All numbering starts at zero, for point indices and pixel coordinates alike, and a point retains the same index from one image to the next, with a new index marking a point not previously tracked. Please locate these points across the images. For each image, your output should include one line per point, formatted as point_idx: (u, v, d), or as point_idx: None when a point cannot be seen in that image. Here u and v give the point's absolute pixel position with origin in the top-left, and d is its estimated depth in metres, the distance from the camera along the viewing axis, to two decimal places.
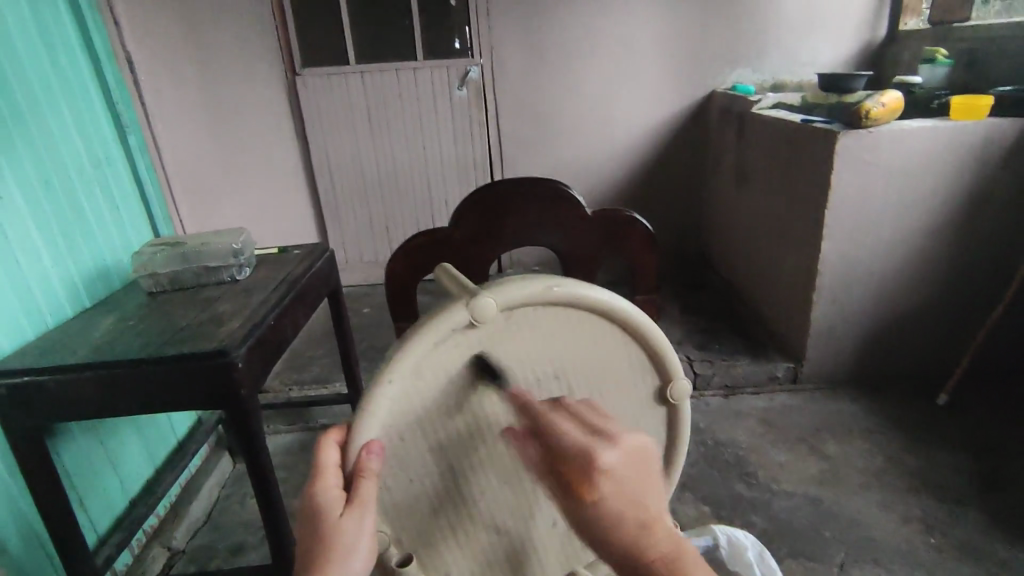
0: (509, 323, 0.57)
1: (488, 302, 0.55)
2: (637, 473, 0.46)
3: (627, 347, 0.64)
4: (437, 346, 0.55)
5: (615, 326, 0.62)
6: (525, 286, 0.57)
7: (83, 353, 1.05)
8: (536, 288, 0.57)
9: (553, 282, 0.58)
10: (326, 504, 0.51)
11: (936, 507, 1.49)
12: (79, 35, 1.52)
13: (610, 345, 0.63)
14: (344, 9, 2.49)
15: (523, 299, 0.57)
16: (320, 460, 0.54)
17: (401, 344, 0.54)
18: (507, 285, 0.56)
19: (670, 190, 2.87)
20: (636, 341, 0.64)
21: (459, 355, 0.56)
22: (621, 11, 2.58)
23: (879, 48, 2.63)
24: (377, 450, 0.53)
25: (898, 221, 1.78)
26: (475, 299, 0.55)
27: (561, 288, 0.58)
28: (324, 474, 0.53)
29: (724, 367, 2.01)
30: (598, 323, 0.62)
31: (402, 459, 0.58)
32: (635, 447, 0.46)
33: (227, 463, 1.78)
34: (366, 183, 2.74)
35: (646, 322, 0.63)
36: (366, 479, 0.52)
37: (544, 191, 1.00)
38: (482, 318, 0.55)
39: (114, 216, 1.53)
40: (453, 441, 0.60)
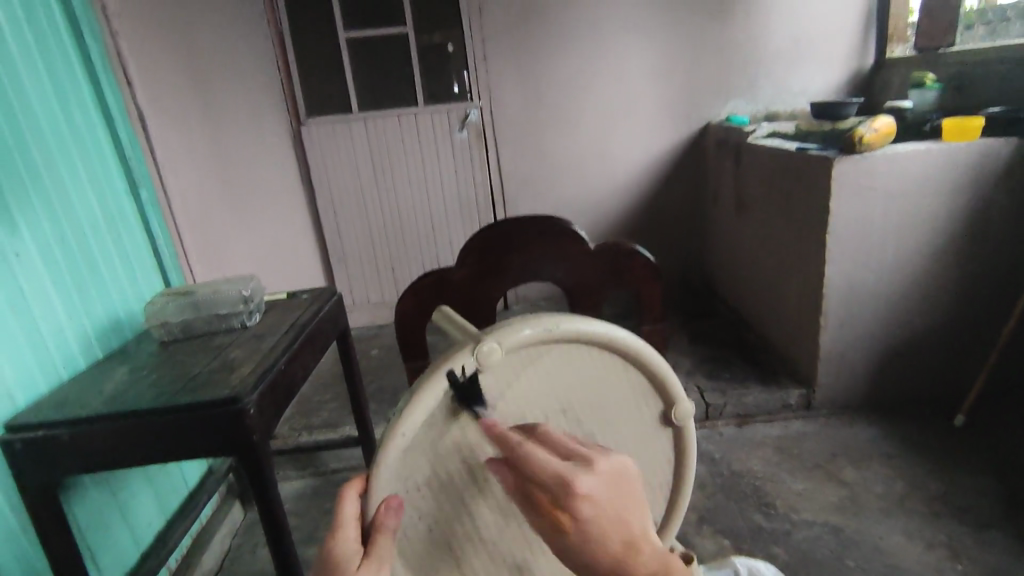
0: (515, 366, 0.57)
1: (494, 347, 0.55)
2: (617, 518, 0.43)
3: (630, 376, 0.64)
4: (450, 392, 0.54)
5: (617, 357, 0.62)
6: (525, 327, 0.57)
7: (97, 405, 1.06)
8: (538, 327, 0.57)
9: (555, 321, 0.58)
10: (344, 558, 0.49)
11: (960, 532, 1.45)
12: (94, 95, 1.58)
13: (613, 375, 0.63)
14: (346, 60, 2.58)
15: (526, 339, 0.57)
16: (341, 512, 0.53)
17: (411, 394, 0.53)
18: (510, 329, 0.56)
19: (671, 221, 2.91)
20: (637, 369, 0.64)
21: (470, 399, 0.55)
22: (614, 51, 2.66)
23: (867, 75, 2.69)
24: (396, 504, 0.52)
25: (899, 243, 1.79)
26: (481, 346, 0.55)
27: (562, 326, 0.58)
28: (344, 525, 0.52)
29: (735, 396, 2.00)
30: (600, 356, 0.61)
31: (418, 506, 0.56)
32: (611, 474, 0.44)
33: (238, 511, 1.77)
34: (372, 226, 2.78)
35: (646, 350, 0.63)
36: (383, 535, 0.51)
37: (548, 228, 1.02)
38: (489, 362, 0.55)
39: (127, 268, 1.56)
40: (470, 486, 0.58)
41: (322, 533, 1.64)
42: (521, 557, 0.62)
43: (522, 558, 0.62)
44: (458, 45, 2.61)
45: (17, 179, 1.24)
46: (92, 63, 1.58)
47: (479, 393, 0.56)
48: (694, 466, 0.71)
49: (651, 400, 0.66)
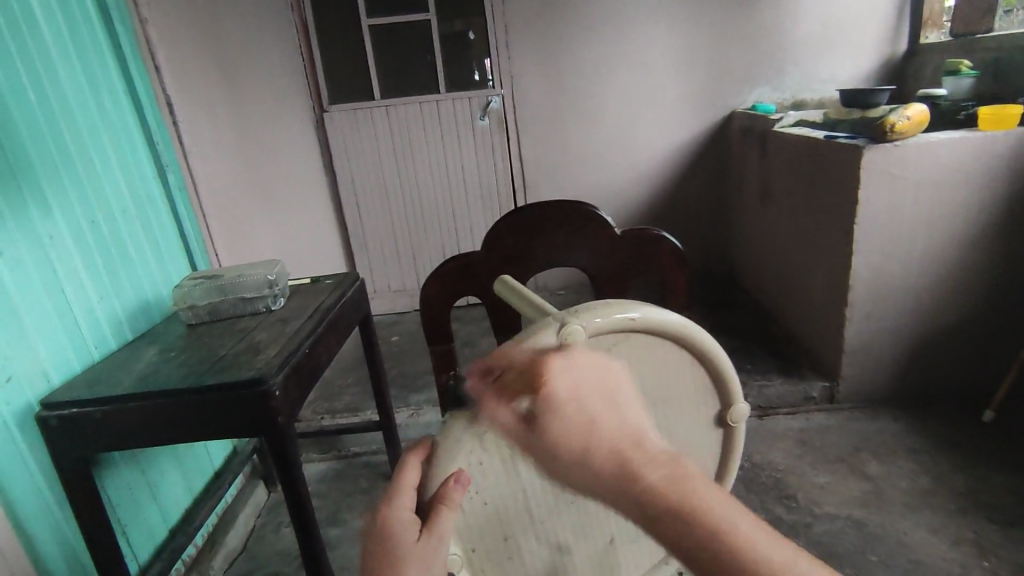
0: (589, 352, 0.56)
1: (579, 332, 0.52)
2: (598, 388, 0.43)
3: (692, 371, 0.64)
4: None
5: (684, 351, 0.62)
6: (609, 311, 0.56)
7: (128, 384, 1.09)
8: (616, 314, 0.56)
9: (633, 308, 0.58)
10: (400, 526, 0.50)
11: (989, 529, 1.42)
12: (123, 82, 1.61)
13: (676, 367, 0.63)
14: (368, 48, 2.59)
15: (606, 327, 0.56)
16: (400, 481, 0.53)
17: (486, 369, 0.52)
18: (591, 311, 0.55)
19: (693, 210, 2.87)
20: (700, 365, 0.64)
21: None
22: (637, 38, 2.63)
23: (900, 61, 2.62)
24: (463, 481, 0.52)
25: (930, 234, 1.75)
26: (567, 327, 0.52)
27: (642, 315, 0.58)
28: (401, 493, 0.52)
29: (757, 388, 1.97)
30: (669, 349, 0.62)
31: (478, 482, 0.55)
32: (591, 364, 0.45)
33: (262, 492, 1.81)
34: (392, 213, 2.80)
35: (710, 346, 0.63)
36: (448, 508, 0.51)
37: (572, 213, 1.01)
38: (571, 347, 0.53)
39: (155, 252, 1.59)
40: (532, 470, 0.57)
41: (344, 515, 1.67)
42: (567, 540, 0.62)
43: (566, 541, 0.62)
44: (479, 32, 2.60)
45: (50, 162, 1.26)
46: (122, 52, 1.61)
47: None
48: (736, 466, 0.72)
49: (708, 398, 0.67)
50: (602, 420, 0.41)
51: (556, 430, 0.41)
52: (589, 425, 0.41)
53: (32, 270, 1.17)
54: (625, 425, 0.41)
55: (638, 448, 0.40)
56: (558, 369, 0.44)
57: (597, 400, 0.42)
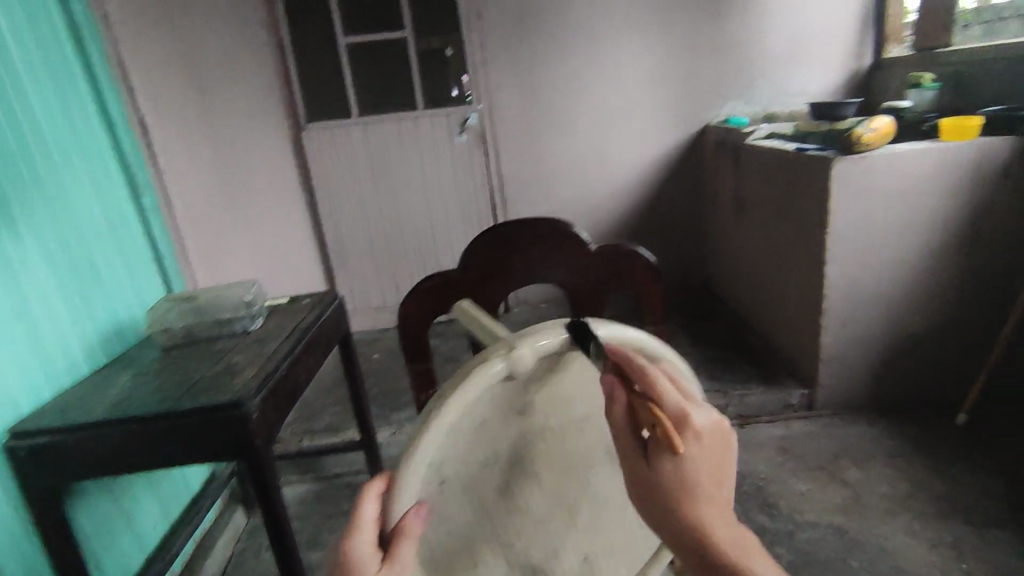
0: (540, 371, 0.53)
1: (530, 353, 0.49)
2: (716, 462, 0.44)
3: None
4: (479, 400, 0.49)
5: None
6: (567, 330, 0.51)
7: (101, 411, 1.06)
8: (573, 331, 0.51)
9: (596, 325, 0.52)
10: (360, 560, 0.45)
11: (966, 532, 1.45)
12: (95, 103, 1.59)
13: None
14: (345, 66, 2.59)
15: (566, 344, 0.51)
16: (359, 515, 0.47)
17: (437, 399, 0.47)
18: (548, 331, 0.50)
19: (671, 222, 2.91)
20: None
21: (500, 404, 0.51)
22: (612, 53, 2.67)
23: (865, 75, 2.70)
24: (423, 514, 0.46)
25: (899, 243, 1.79)
26: (515, 352, 0.48)
27: (608, 331, 0.52)
28: (359, 528, 0.46)
29: (737, 397, 2.00)
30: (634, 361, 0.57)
31: (438, 509, 0.51)
32: (720, 426, 0.45)
33: (241, 516, 1.77)
34: (371, 230, 2.79)
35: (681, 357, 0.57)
36: (406, 541, 0.46)
37: (548, 230, 1.02)
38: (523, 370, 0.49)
39: (129, 274, 1.57)
40: (487, 485, 0.56)
41: (326, 538, 1.64)
42: (536, 556, 0.61)
43: (534, 559, 0.61)
44: (457, 49, 2.62)
45: (21, 188, 1.25)
46: (94, 74, 1.59)
47: (504, 397, 0.52)
48: None
49: None
50: (707, 490, 0.44)
51: (666, 477, 0.44)
52: (694, 494, 0.44)
53: (3, 297, 1.15)
54: (722, 496, 0.45)
55: (723, 515, 0.45)
56: (697, 427, 0.44)
57: (713, 474, 0.44)
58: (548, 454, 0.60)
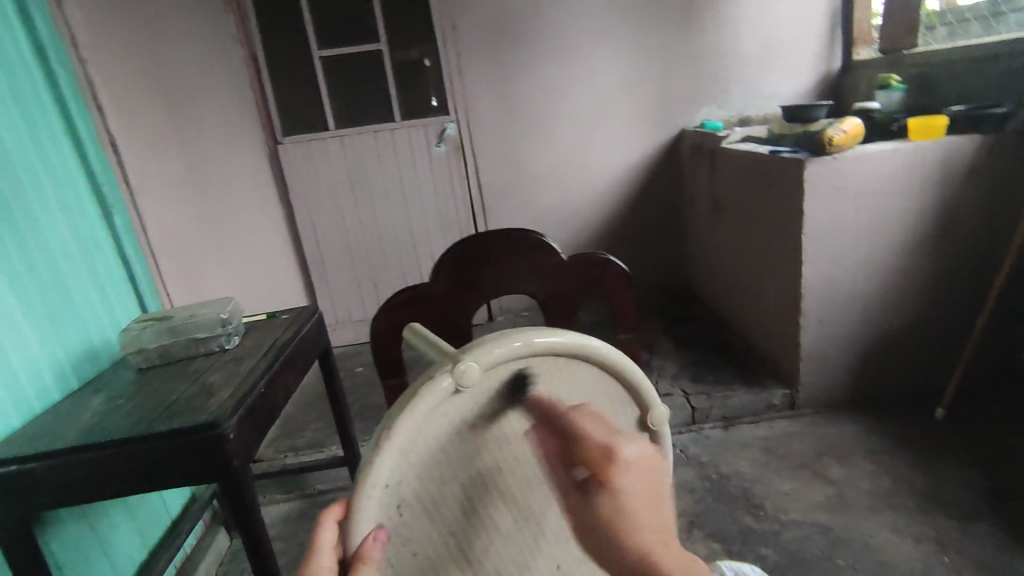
0: (493, 387, 0.53)
1: (472, 367, 0.51)
2: (651, 490, 0.41)
3: (604, 386, 0.62)
4: (431, 419, 0.50)
5: (593, 366, 0.60)
6: (503, 344, 0.53)
7: (72, 436, 1.04)
8: (514, 343, 0.53)
9: (531, 334, 0.55)
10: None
11: (947, 525, 1.47)
12: (63, 122, 1.56)
13: (591, 386, 0.60)
14: (321, 78, 2.59)
15: (505, 356, 0.53)
16: (318, 538, 0.50)
17: (387, 421, 0.49)
18: (485, 345, 0.52)
19: (650, 226, 2.93)
20: (610, 378, 0.62)
21: (451, 421, 0.52)
22: (588, 61, 2.69)
23: (836, 78, 2.75)
24: (383, 537, 0.48)
25: (873, 241, 1.82)
26: (458, 366, 0.51)
27: (542, 340, 0.55)
28: (318, 552, 0.49)
29: (720, 399, 2.01)
30: (577, 367, 0.59)
31: (398, 531, 0.51)
32: (651, 454, 0.43)
33: (223, 538, 1.73)
34: (352, 243, 2.77)
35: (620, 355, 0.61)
36: (366, 566, 0.47)
37: (519, 242, 1.02)
38: (468, 383, 0.51)
39: (101, 296, 1.54)
40: (453, 509, 0.54)
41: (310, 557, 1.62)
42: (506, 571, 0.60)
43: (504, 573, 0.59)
44: (433, 60, 2.63)
45: None
46: (62, 94, 1.56)
47: (459, 416, 0.52)
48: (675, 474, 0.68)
49: (624, 410, 0.64)
50: (645, 522, 0.41)
51: (602, 513, 0.41)
52: (633, 529, 0.40)
53: None
54: (661, 526, 0.41)
55: (672, 553, 0.41)
56: (627, 459, 0.41)
57: (647, 507, 0.41)
58: (520, 476, 0.57)
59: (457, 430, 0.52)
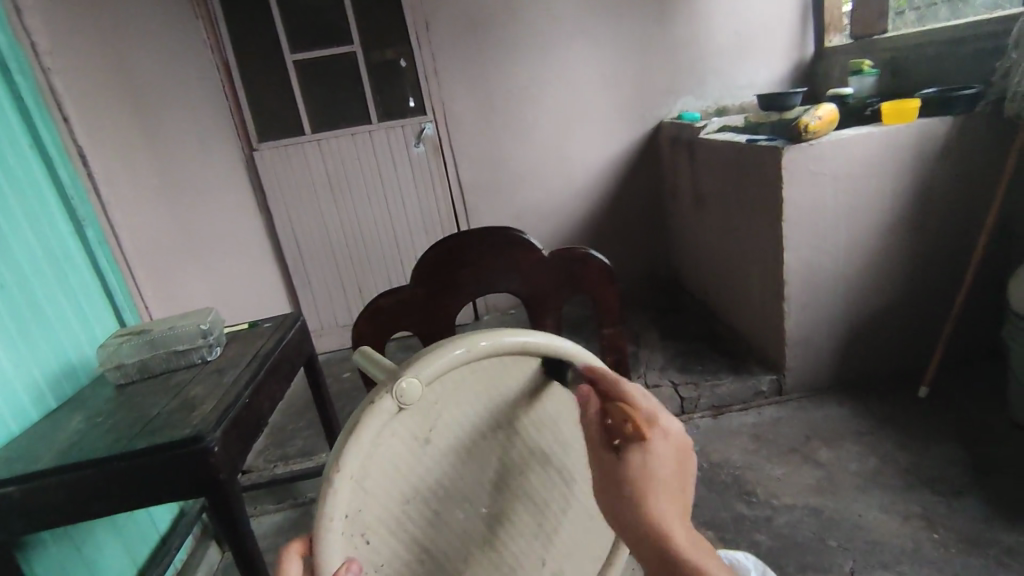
0: (438, 399, 0.51)
1: (413, 383, 0.48)
2: (678, 463, 0.48)
3: (556, 376, 0.59)
4: (380, 443, 0.47)
5: (540, 357, 0.57)
6: (441, 353, 0.50)
7: (49, 458, 1.01)
8: (453, 351, 0.51)
9: (469, 338, 0.53)
10: None
11: (935, 502, 1.49)
12: (29, 137, 1.53)
13: (540, 379, 0.58)
14: (295, 83, 2.55)
15: (446, 365, 0.50)
16: None
17: (334, 454, 0.46)
18: (423, 358, 0.50)
19: (633, 218, 2.94)
20: (560, 367, 0.59)
21: (402, 442, 0.49)
22: (563, 56, 2.68)
23: (809, 64, 2.78)
24: (355, 569, 0.45)
25: (851, 225, 1.84)
26: (397, 384, 0.48)
27: (480, 343, 0.53)
28: None
29: (708, 388, 2.02)
30: (523, 363, 0.56)
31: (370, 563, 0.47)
32: (681, 439, 0.50)
33: (215, 552, 1.71)
34: (334, 247, 2.75)
35: (569, 345, 0.59)
36: None
37: (498, 239, 1.01)
38: (410, 400, 0.48)
39: (76, 312, 1.51)
40: (421, 530, 0.51)
41: None
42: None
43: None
44: (409, 60, 2.60)
45: None
46: (25, 107, 1.53)
47: (409, 434, 0.49)
48: None
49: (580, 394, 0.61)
50: (666, 483, 0.47)
51: (633, 470, 0.47)
52: (656, 485, 0.46)
53: None
54: (681, 495, 0.47)
55: (683, 519, 0.46)
56: (664, 428, 0.49)
57: (671, 478, 0.47)
58: (485, 484, 0.55)
59: (409, 450, 0.49)
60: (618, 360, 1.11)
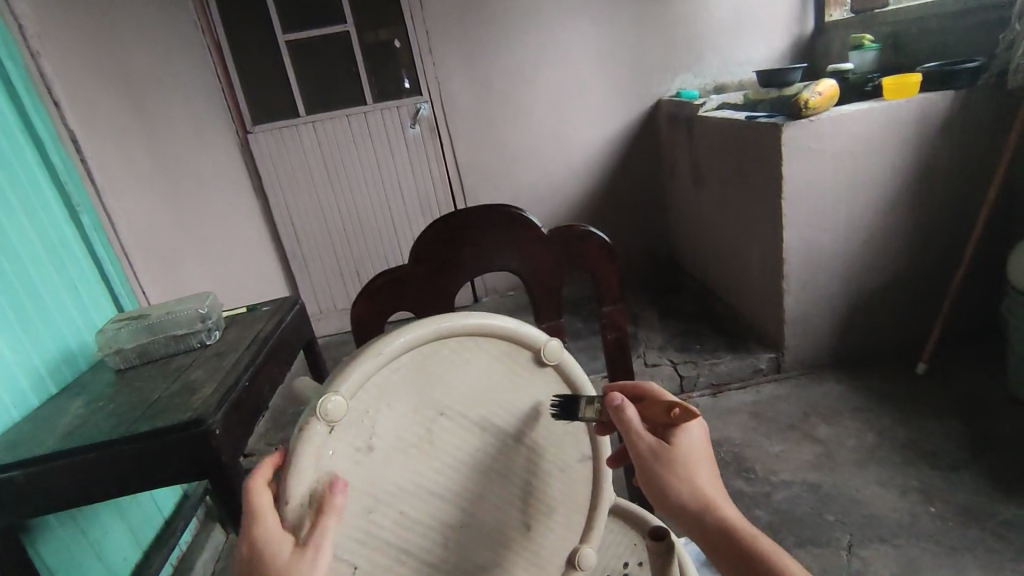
0: (366, 407, 0.55)
1: (336, 402, 0.52)
2: (704, 452, 0.61)
3: (482, 349, 0.63)
4: (323, 466, 0.52)
5: (458, 339, 0.62)
6: (354, 369, 0.54)
7: (52, 443, 1.01)
8: (367, 360, 0.55)
9: (380, 345, 0.57)
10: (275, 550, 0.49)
11: (932, 476, 1.50)
12: (21, 122, 1.51)
13: (467, 361, 0.62)
14: (288, 65, 2.52)
15: (363, 375, 0.55)
16: (254, 506, 0.51)
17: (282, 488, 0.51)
18: (338, 377, 0.54)
19: (631, 198, 2.93)
20: (483, 341, 0.63)
21: (345, 454, 0.54)
22: (559, 33, 2.64)
23: (809, 40, 2.74)
24: (343, 485, 0.52)
25: (851, 203, 1.83)
26: (321, 409, 0.52)
27: (390, 345, 0.57)
28: (261, 518, 0.50)
29: (707, 366, 2.03)
30: (444, 351, 0.61)
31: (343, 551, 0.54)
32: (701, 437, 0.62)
33: (219, 534, 1.72)
34: (331, 231, 2.74)
35: (489, 321, 0.63)
36: (329, 517, 0.50)
37: (497, 217, 1.00)
38: (337, 416, 0.53)
39: (74, 298, 1.50)
40: (388, 522, 0.57)
41: None
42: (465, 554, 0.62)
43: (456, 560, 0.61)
44: (403, 40, 2.57)
45: None
46: (16, 92, 1.51)
47: (349, 447, 0.54)
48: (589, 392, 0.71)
49: (514, 361, 0.66)
50: (700, 462, 0.60)
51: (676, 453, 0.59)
52: (697, 463, 0.59)
53: None
54: (711, 474, 0.60)
55: (717, 489, 0.60)
56: (689, 429, 0.61)
57: (704, 461, 0.60)
58: (438, 468, 0.61)
59: (355, 458, 0.55)
60: (619, 338, 1.11)
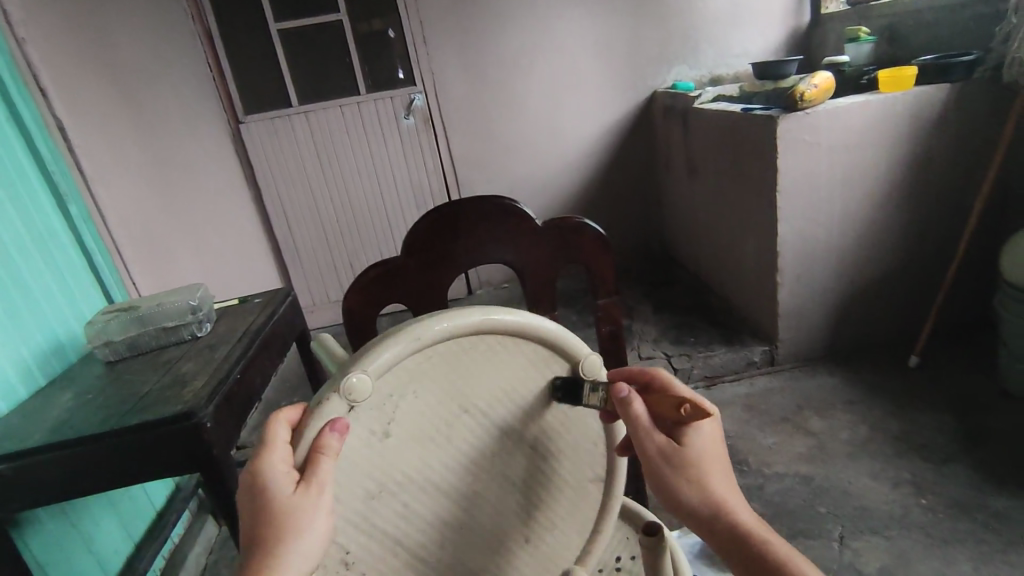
0: (391, 391, 0.53)
1: (361, 380, 0.50)
2: (716, 451, 0.60)
3: (518, 346, 0.61)
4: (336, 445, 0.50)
5: (496, 334, 0.59)
6: (384, 350, 0.52)
7: (40, 436, 1.00)
8: (399, 344, 0.52)
9: (416, 328, 0.54)
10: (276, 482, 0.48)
11: (924, 469, 1.51)
12: (7, 112, 1.49)
13: (500, 357, 0.60)
14: (280, 55, 2.50)
15: (394, 359, 0.52)
16: (269, 435, 0.51)
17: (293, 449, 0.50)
18: (366, 355, 0.51)
19: (626, 191, 2.92)
20: (522, 338, 0.61)
21: (359, 437, 0.52)
22: (554, 24, 2.62)
23: (805, 32, 2.73)
24: (340, 427, 0.50)
25: (845, 196, 1.83)
26: (345, 385, 0.50)
27: (428, 331, 0.54)
28: (271, 448, 0.50)
29: (701, 359, 2.03)
30: (480, 343, 0.58)
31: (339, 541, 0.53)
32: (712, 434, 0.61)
33: (212, 527, 1.71)
34: (324, 222, 2.73)
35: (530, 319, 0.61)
36: (325, 459, 0.48)
37: (490, 208, 1.00)
38: (360, 396, 0.51)
39: (62, 289, 1.48)
40: (388, 518, 0.55)
41: None
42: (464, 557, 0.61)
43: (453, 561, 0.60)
44: (397, 30, 2.54)
45: None
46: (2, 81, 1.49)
47: (366, 430, 0.52)
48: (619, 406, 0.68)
49: (547, 364, 0.63)
50: (711, 462, 0.59)
51: (687, 453, 0.58)
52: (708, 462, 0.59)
53: None
54: (722, 471, 0.60)
55: (729, 489, 0.59)
56: (702, 427, 0.60)
57: (716, 459, 0.60)
58: (447, 470, 0.58)
59: (368, 444, 0.52)
60: (613, 331, 1.10)
